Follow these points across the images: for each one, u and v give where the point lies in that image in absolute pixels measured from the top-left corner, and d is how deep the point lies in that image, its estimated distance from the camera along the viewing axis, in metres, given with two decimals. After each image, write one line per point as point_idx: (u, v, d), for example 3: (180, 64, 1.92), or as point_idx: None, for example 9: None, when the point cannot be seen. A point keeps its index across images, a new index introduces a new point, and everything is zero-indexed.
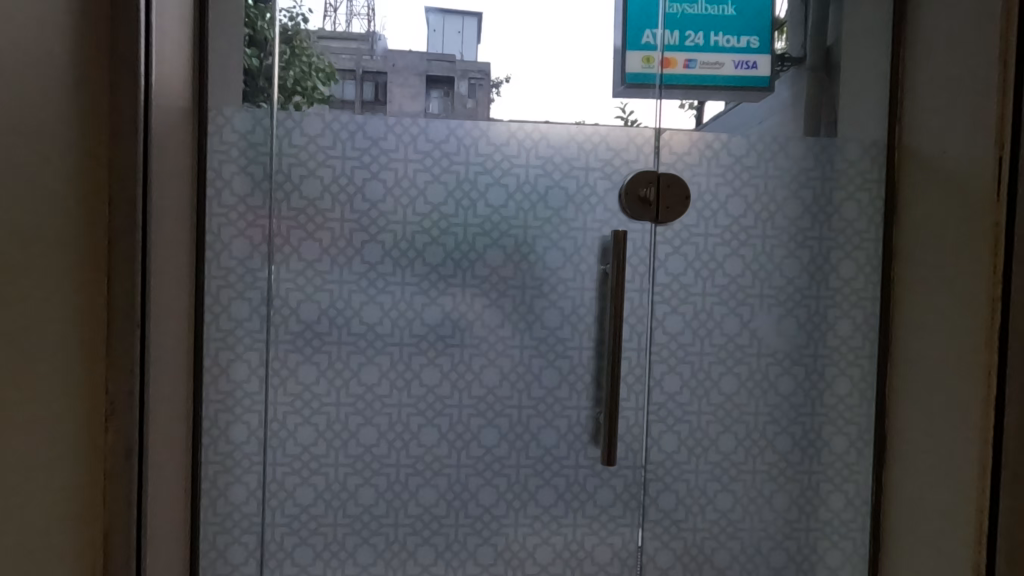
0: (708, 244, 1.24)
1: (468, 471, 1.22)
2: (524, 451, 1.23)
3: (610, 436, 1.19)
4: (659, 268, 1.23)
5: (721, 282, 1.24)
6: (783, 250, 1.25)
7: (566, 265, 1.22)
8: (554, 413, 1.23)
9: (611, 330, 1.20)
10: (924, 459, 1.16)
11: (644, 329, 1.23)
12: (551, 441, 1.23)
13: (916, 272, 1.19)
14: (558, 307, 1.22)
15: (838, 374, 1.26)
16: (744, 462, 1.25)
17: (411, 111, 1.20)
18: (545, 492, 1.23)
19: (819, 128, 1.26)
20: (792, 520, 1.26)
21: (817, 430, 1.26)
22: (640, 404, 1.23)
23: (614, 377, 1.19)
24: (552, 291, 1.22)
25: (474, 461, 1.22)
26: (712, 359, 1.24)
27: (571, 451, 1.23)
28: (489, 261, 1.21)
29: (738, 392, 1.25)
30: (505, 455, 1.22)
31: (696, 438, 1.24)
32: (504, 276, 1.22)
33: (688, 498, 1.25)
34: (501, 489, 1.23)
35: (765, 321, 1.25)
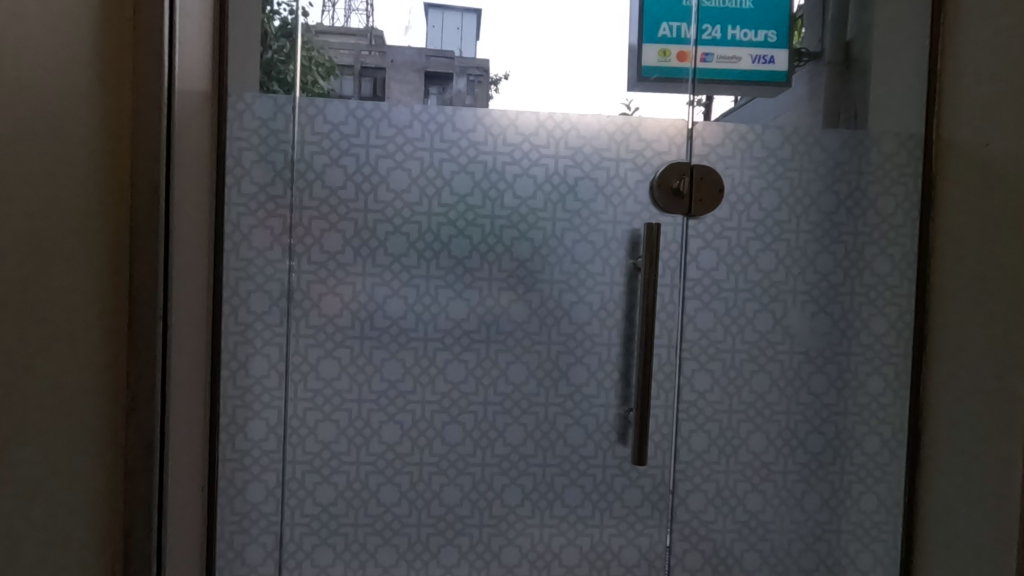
0: (741, 238, 1.21)
1: (493, 470, 1.19)
2: (551, 450, 1.19)
3: (642, 435, 1.17)
4: (692, 262, 1.20)
5: (753, 278, 1.21)
6: (816, 246, 1.22)
7: (596, 259, 1.19)
8: (582, 412, 1.19)
9: (643, 327, 1.17)
10: (965, 462, 1.13)
11: (674, 325, 1.20)
12: (578, 440, 1.19)
13: (958, 270, 1.16)
14: (588, 302, 1.19)
15: (871, 372, 1.23)
16: (774, 462, 1.22)
17: (418, 103, 1.16)
18: (571, 492, 1.20)
19: (838, 121, 1.23)
20: (823, 522, 1.23)
21: (849, 430, 1.23)
22: (670, 402, 1.20)
23: (647, 375, 1.17)
24: (581, 287, 1.19)
25: (500, 461, 1.19)
26: (743, 357, 1.21)
27: (599, 450, 1.20)
28: (516, 254, 1.18)
29: (770, 390, 1.22)
30: (532, 454, 1.19)
31: (726, 437, 1.21)
32: (532, 270, 1.18)
33: (718, 499, 1.22)
34: (527, 489, 1.19)
35: (797, 318, 1.22)
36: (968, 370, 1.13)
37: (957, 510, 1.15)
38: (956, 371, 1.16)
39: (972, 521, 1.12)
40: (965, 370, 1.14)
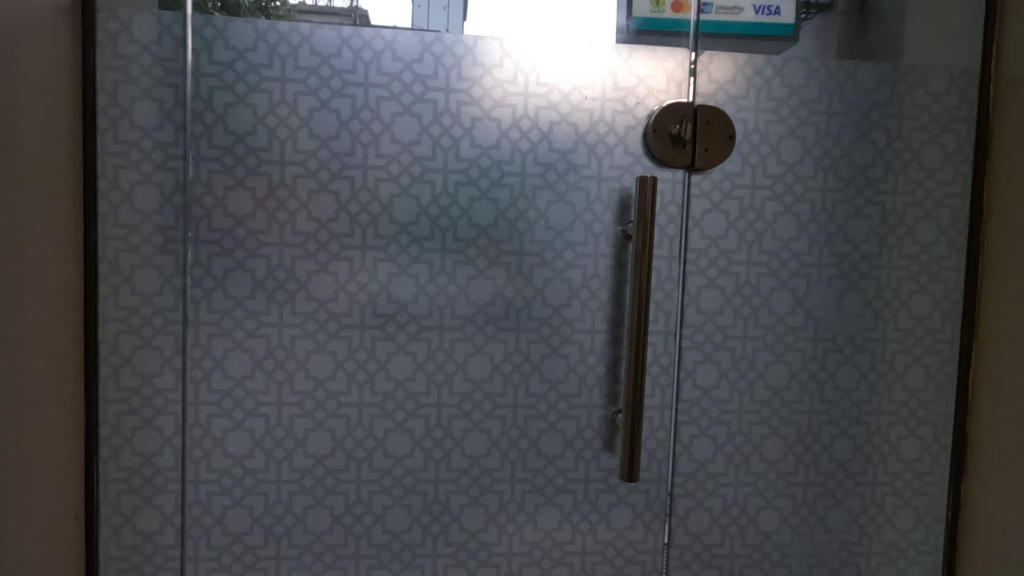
0: (754, 199, 0.98)
1: (449, 488, 0.96)
2: (521, 462, 0.97)
3: (633, 446, 0.93)
4: (694, 228, 0.97)
5: (770, 248, 0.98)
6: (847, 208, 0.99)
7: (576, 225, 0.95)
8: (559, 414, 0.97)
9: (637, 307, 0.93)
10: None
11: (673, 307, 0.97)
12: (554, 450, 0.97)
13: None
14: (567, 279, 0.96)
15: (910, 363, 1.01)
16: (793, 473, 1.00)
17: (350, 24, 0.90)
18: (546, 513, 0.98)
19: (866, 52, 0.98)
20: (851, 544, 1.02)
21: (882, 432, 1.01)
22: (666, 401, 0.98)
23: (640, 369, 0.93)
24: (558, 260, 0.96)
25: (457, 476, 0.96)
26: (757, 345, 0.99)
27: (580, 461, 0.98)
28: (476, 218, 0.94)
29: (789, 385, 0.99)
30: (497, 467, 0.97)
31: (735, 444, 0.99)
32: (496, 239, 0.94)
33: (726, 520, 1.00)
34: (492, 510, 0.97)
35: (823, 298, 0.99)
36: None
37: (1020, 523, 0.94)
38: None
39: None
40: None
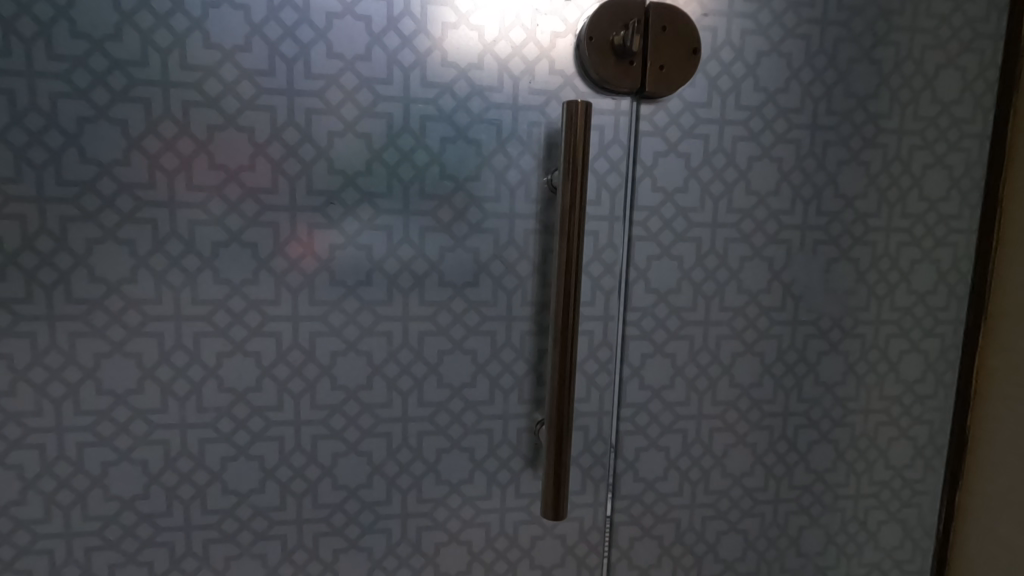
0: (723, 139, 0.73)
1: (318, 529, 0.72)
2: (415, 492, 0.74)
3: (559, 474, 0.70)
4: (643, 177, 0.72)
5: (741, 205, 0.75)
6: (840, 152, 0.76)
7: (484, 173, 0.70)
8: (465, 429, 0.73)
9: (564, 288, 0.68)
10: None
11: (613, 284, 0.74)
12: (459, 474, 0.74)
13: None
14: (472, 248, 0.71)
15: (907, 350, 0.81)
16: (762, 489, 0.80)
17: None
18: (449, 553, 0.76)
19: None
20: (826, 568, 0.84)
21: (870, 435, 0.82)
22: (605, 406, 0.76)
23: (568, 374, 0.69)
24: (460, 222, 0.70)
25: (329, 514, 0.72)
26: (721, 333, 0.76)
27: (493, 486, 0.75)
28: (340, 162, 0.67)
29: (761, 382, 0.78)
30: (382, 500, 0.73)
31: (692, 457, 0.78)
32: (371, 193, 0.68)
33: (679, 550, 0.80)
34: (379, 554, 0.74)
35: (806, 270, 0.77)
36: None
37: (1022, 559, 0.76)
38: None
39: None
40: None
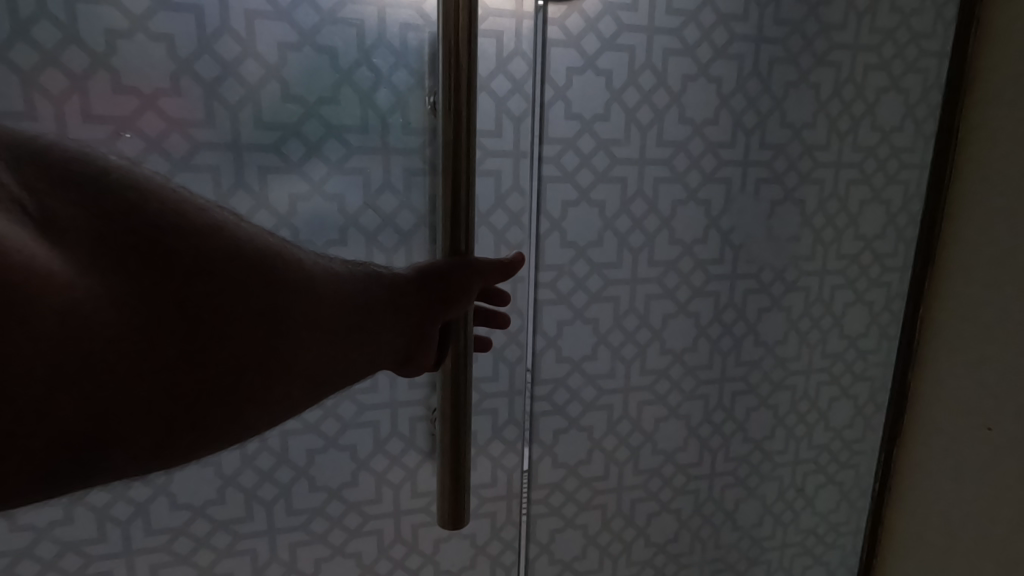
0: (652, 52, 0.59)
1: (156, 561, 0.58)
2: (284, 503, 0.61)
3: (458, 474, 0.54)
4: (554, 102, 0.58)
5: (674, 136, 0.61)
6: (788, 72, 0.63)
7: (344, 95, 0.53)
8: (342, 424, 0.61)
9: (449, 236, 0.50)
10: (972, 491, 0.69)
11: (521, 238, 0.60)
12: (338, 478, 0.62)
13: (1018, 157, 0.62)
14: (336, 197, 0.55)
15: (853, 302, 0.72)
16: (696, 464, 0.71)
17: None
18: (333, 568, 0.64)
19: None
20: (762, 540, 0.78)
21: (811, 397, 0.74)
22: (516, 384, 0.63)
23: (462, 351, 0.51)
24: (315, 162, 0.54)
25: (169, 541, 0.58)
26: (651, 292, 0.64)
27: (384, 487, 0.63)
28: (128, 76, 0.48)
29: (695, 346, 0.68)
30: (239, 518, 0.60)
31: (619, 436, 0.68)
32: (181, 121, 0.50)
33: (606, 538, 0.70)
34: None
35: (747, 215, 0.65)
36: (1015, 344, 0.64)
37: (945, 551, 0.72)
38: (987, 338, 0.66)
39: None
40: (1008, 350, 0.65)
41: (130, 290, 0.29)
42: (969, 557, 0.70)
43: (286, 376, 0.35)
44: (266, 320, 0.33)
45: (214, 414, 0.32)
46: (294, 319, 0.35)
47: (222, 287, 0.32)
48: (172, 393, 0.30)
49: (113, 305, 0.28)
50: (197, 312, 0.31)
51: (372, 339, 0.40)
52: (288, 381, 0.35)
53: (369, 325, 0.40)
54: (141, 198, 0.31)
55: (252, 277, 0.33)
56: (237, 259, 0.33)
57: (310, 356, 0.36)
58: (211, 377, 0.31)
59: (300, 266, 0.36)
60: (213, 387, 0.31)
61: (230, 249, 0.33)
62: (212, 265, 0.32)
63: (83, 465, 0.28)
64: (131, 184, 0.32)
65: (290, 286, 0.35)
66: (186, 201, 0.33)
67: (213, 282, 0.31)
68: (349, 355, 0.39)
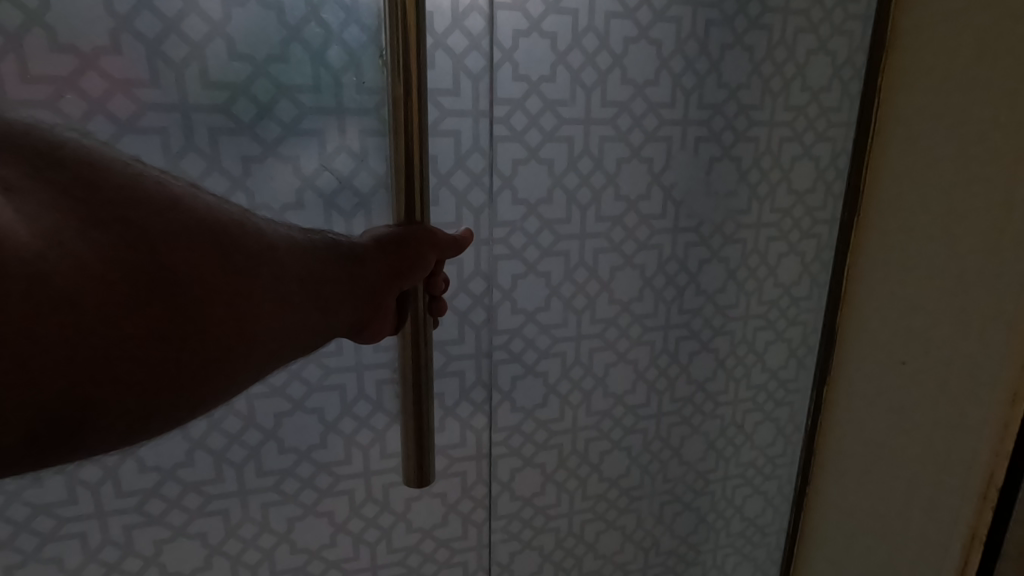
0: (594, 15, 0.62)
1: (132, 521, 0.65)
2: (254, 465, 0.66)
3: (421, 436, 0.60)
4: (502, 64, 0.60)
5: (616, 96, 0.65)
6: (724, 34, 0.67)
7: (293, 53, 0.58)
8: (308, 387, 0.66)
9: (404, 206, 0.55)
10: (885, 428, 0.72)
11: (477, 196, 0.63)
12: (307, 441, 0.67)
13: (933, 100, 0.63)
14: (290, 159, 0.60)
15: (785, 252, 0.78)
16: (644, 404, 0.78)
17: None
18: (308, 529, 0.71)
19: None
20: (706, 472, 0.85)
21: (749, 340, 0.81)
22: (482, 346, 0.68)
23: (419, 321, 0.57)
24: (268, 122, 0.59)
25: (141, 501, 0.64)
26: (600, 246, 0.69)
27: (353, 449, 0.69)
28: (66, 35, 0.52)
29: (640, 296, 0.73)
30: (210, 478, 0.66)
31: (572, 381, 0.73)
32: (128, 82, 0.54)
33: (563, 475, 0.77)
34: (217, 538, 0.68)
35: (687, 172, 0.70)
36: (921, 291, 0.66)
37: (864, 486, 0.76)
38: (900, 280, 0.68)
39: (880, 530, 0.74)
40: (916, 292, 0.66)
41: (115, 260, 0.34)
42: (884, 492, 0.73)
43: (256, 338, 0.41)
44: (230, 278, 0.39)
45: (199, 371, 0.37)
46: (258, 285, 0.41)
47: (193, 259, 0.38)
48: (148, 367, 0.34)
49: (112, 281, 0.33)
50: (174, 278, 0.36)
51: (329, 306, 0.47)
52: (253, 340, 0.41)
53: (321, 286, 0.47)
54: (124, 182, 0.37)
55: (215, 235, 0.40)
56: (201, 228, 0.39)
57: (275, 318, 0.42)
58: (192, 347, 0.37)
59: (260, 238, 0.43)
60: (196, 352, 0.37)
61: (192, 221, 0.39)
62: (177, 228, 0.38)
63: (81, 435, 0.32)
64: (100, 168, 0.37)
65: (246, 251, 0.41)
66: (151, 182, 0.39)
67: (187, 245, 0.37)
68: (308, 317, 0.45)
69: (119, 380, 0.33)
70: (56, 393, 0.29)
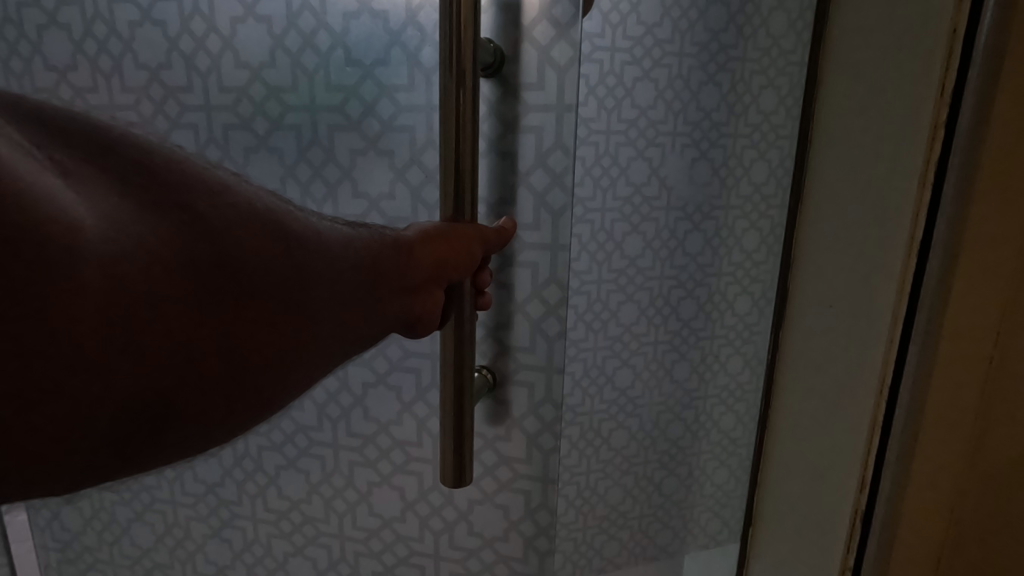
0: (615, 63, 1.10)
1: (262, 445, 1.08)
2: (347, 423, 1.03)
3: (461, 443, 0.78)
4: (568, 71, 0.81)
5: (629, 116, 1.12)
6: (701, 74, 1.07)
7: (395, 55, 0.85)
8: (391, 365, 0.98)
9: (453, 207, 0.69)
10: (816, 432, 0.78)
11: (544, 184, 0.86)
12: (388, 415, 1.01)
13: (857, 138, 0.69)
14: (388, 152, 0.89)
15: (747, 227, 1.05)
16: (645, 333, 1.19)
17: None
18: (386, 496, 1.05)
19: None
20: (692, 392, 1.20)
21: (721, 291, 1.12)
22: (551, 363, 0.91)
23: (467, 312, 0.73)
24: (373, 118, 0.89)
25: (270, 430, 1.06)
26: (615, 217, 1.15)
27: (423, 433, 0.99)
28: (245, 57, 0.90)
29: (643, 254, 1.17)
30: (314, 425, 1.04)
31: (594, 311, 1.19)
32: (279, 89, 0.91)
33: (586, 383, 1.21)
34: (324, 470, 1.06)
35: (674, 167, 1.13)
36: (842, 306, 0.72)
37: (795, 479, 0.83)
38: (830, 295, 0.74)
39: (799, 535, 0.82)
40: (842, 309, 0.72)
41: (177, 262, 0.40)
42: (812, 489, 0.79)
43: (304, 333, 0.48)
44: (279, 279, 0.46)
45: (256, 358, 0.44)
46: (301, 286, 0.48)
47: (248, 261, 0.44)
48: (210, 359, 0.41)
49: (176, 279, 0.40)
50: (234, 279, 0.43)
51: (369, 301, 0.54)
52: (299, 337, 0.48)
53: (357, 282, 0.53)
54: (180, 185, 0.43)
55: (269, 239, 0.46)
56: (256, 227, 0.46)
57: (309, 300, 0.48)
58: (244, 342, 0.43)
59: (308, 239, 0.49)
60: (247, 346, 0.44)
61: (253, 219, 0.46)
62: (237, 230, 0.44)
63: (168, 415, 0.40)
64: (159, 168, 0.44)
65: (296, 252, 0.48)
66: (204, 171, 0.46)
67: (251, 241, 0.45)
68: (352, 308, 0.52)
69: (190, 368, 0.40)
70: (145, 378, 0.38)
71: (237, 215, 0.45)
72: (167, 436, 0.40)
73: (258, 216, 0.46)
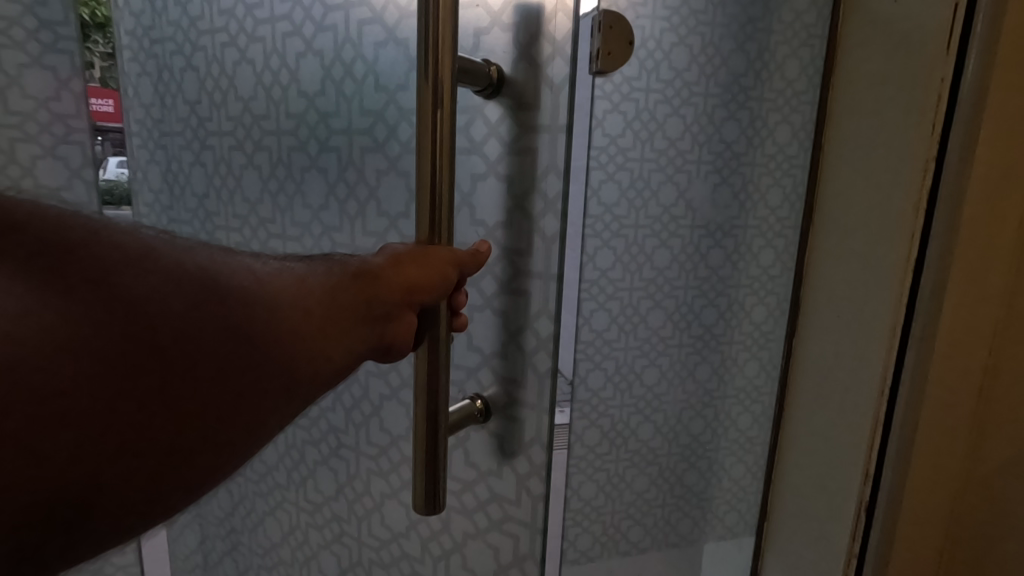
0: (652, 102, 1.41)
1: (305, 437, 1.17)
2: (368, 430, 1.05)
3: (434, 481, 0.70)
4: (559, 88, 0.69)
5: (660, 145, 1.42)
6: (724, 111, 1.33)
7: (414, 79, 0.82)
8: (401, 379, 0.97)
9: (429, 228, 0.64)
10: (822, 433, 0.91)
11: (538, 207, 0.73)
12: (398, 428, 0.99)
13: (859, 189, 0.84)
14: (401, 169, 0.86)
15: (764, 244, 1.21)
16: (670, 336, 1.47)
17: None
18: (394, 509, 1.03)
19: None
20: (711, 390, 1.41)
21: (738, 299, 1.32)
22: (540, 401, 0.78)
23: (440, 338, 0.65)
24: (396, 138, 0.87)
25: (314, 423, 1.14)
26: (645, 234, 1.45)
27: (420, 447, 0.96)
28: None
29: (670, 267, 1.45)
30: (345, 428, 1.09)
31: (627, 314, 1.48)
32: None
33: (618, 376, 1.50)
34: (348, 470, 1.10)
35: (699, 192, 1.38)
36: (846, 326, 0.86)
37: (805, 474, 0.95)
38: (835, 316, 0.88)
39: (811, 525, 0.94)
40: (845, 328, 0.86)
41: (79, 355, 0.33)
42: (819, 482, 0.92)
43: (253, 400, 0.42)
44: (217, 342, 0.40)
45: (197, 431, 0.39)
46: (243, 345, 0.42)
47: (175, 329, 0.38)
48: (138, 449, 0.36)
49: (90, 368, 0.34)
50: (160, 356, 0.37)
51: (335, 342, 0.50)
52: (249, 403, 0.42)
53: (315, 324, 0.48)
54: (89, 252, 0.37)
55: (200, 297, 0.41)
56: (185, 286, 0.40)
57: (253, 360, 0.42)
58: (181, 419, 0.38)
59: (246, 289, 0.44)
60: (184, 424, 0.38)
61: (175, 279, 0.40)
62: (157, 295, 0.38)
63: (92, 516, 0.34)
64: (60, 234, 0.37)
65: (229, 305, 0.42)
66: (115, 231, 0.40)
67: (179, 301, 0.39)
68: (311, 358, 0.47)
69: (107, 466, 0.34)
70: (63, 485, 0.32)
71: (159, 275, 0.39)
72: (83, 541, 0.34)
73: (179, 275, 0.40)
